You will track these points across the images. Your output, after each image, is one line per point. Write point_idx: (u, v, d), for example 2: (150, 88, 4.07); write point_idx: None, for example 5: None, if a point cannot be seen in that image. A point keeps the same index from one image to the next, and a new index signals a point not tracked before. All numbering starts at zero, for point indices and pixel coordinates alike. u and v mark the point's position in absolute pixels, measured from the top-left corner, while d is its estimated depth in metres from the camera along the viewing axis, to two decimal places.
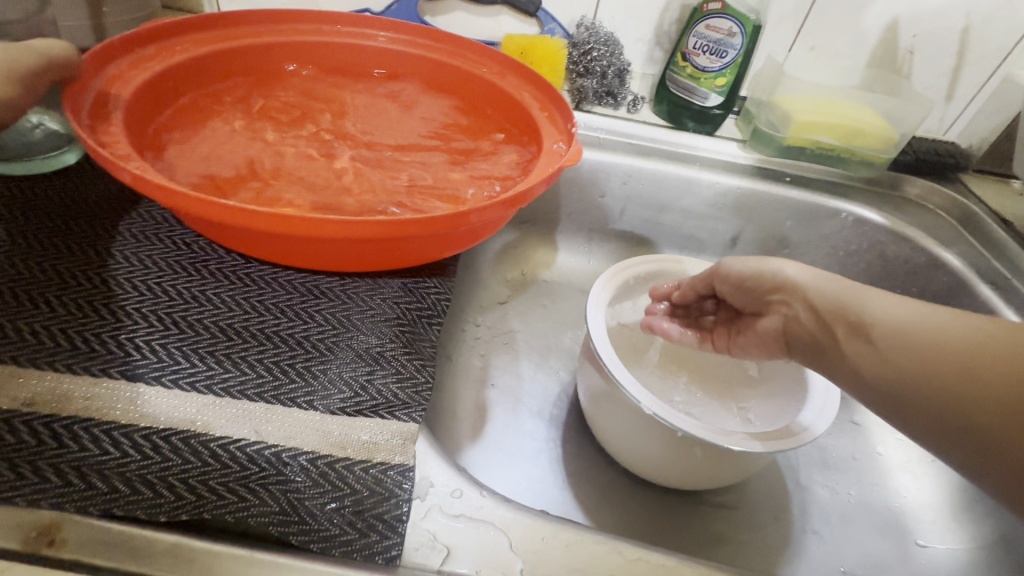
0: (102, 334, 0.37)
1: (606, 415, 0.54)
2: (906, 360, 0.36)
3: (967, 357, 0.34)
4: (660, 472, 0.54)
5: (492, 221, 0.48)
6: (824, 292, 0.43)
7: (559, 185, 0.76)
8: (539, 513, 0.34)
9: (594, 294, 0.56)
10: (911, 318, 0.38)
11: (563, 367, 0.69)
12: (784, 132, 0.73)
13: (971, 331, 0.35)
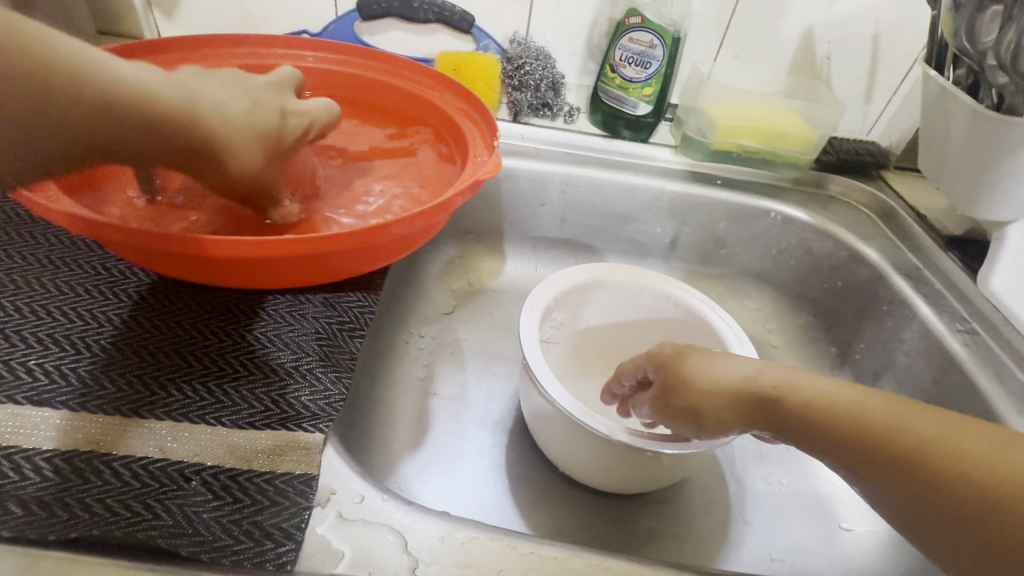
0: (11, 361, 0.37)
1: (539, 419, 0.56)
2: (852, 441, 0.38)
3: (904, 435, 0.37)
4: (590, 471, 0.55)
5: (415, 232, 0.49)
6: (775, 393, 0.42)
7: (500, 195, 0.78)
8: (441, 515, 0.35)
9: (527, 303, 0.58)
10: (831, 400, 0.40)
11: (506, 372, 0.70)
12: (711, 137, 0.77)
13: (889, 408, 0.39)
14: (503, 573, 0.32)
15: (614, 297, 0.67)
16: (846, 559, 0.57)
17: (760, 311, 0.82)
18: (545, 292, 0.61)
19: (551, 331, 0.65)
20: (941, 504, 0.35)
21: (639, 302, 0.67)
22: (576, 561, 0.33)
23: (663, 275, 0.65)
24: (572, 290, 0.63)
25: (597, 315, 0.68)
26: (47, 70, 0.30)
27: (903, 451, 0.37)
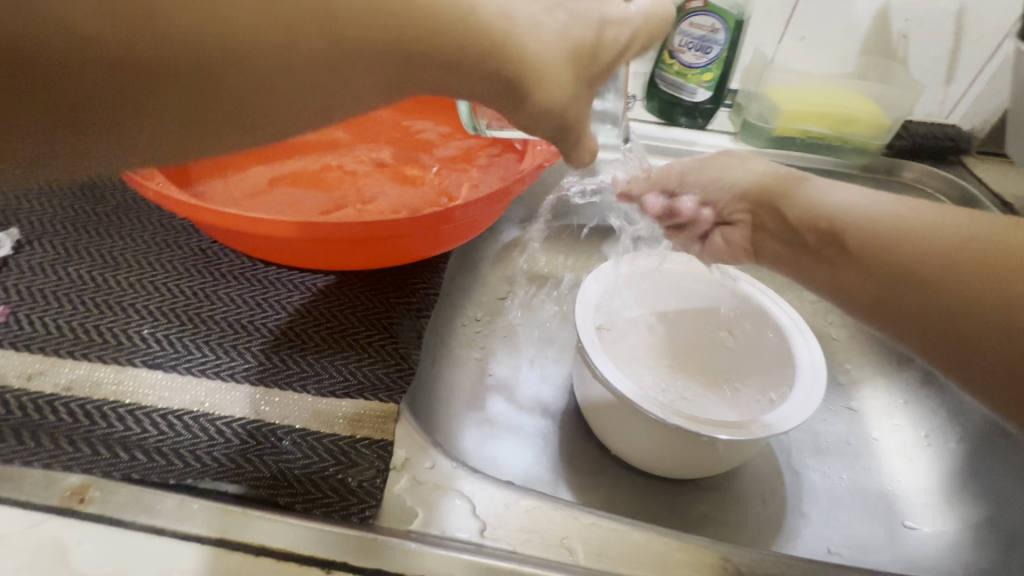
0: (128, 329, 0.42)
1: (593, 401, 0.57)
2: (884, 269, 0.44)
3: (947, 252, 0.40)
4: (645, 455, 0.56)
5: (478, 217, 0.52)
6: (794, 205, 0.52)
7: (555, 183, 0.79)
8: (506, 484, 0.37)
9: (583, 288, 0.59)
10: (865, 212, 0.46)
11: (559, 357, 0.72)
12: (773, 123, 0.74)
13: (955, 226, 0.41)
14: (565, 541, 0.34)
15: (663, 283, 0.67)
16: (911, 557, 0.55)
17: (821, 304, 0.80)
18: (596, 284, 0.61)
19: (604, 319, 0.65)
20: (960, 327, 0.39)
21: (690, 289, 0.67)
22: (636, 534, 0.34)
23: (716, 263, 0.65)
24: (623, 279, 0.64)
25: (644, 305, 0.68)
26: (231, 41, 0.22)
27: (924, 282, 0.41)
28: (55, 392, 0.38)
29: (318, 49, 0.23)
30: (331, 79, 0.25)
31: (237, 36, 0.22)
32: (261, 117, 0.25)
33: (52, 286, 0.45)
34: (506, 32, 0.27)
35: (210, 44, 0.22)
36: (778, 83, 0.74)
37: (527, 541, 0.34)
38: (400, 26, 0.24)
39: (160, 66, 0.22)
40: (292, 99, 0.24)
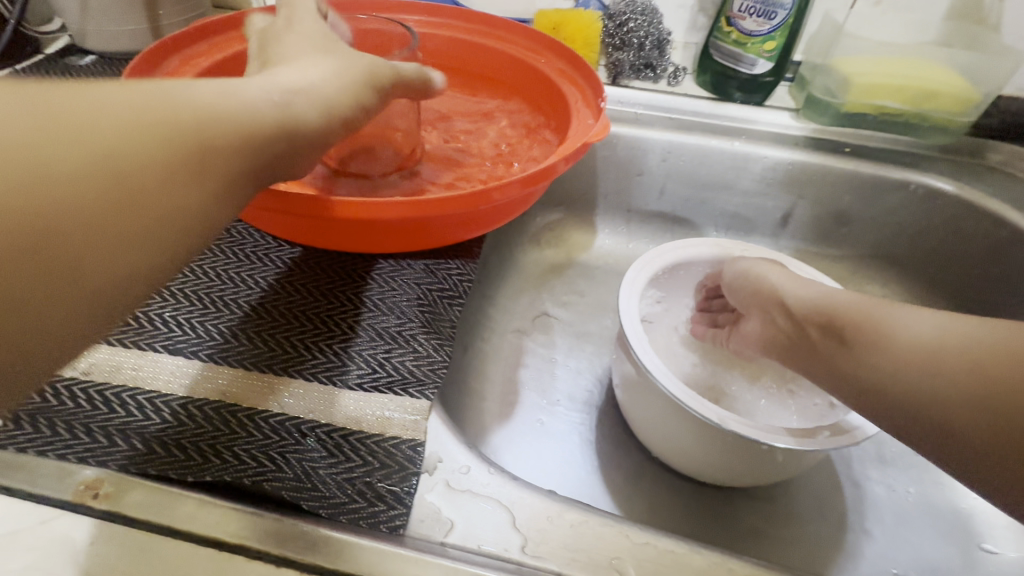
0: (149, 312, 0.40)
1: (635, 400, 0.53)
2: (898, 382, 0.36)
3: (968, 376, 0.33)
4: (690, 460, 0.52)
5: (516, 199, 0.47)
6: (845, 317, 0.40)
7: (595, 164, 0.73)
8: (548, 494, 0.34)
9: (630, 275, 0.55)
10: (937, 335, 0.36)
11: (596, 350, 0.68)
12: (843, 98, 0.67)
13: (980, 340, 0.34)
14: (616, 563, 0.30)
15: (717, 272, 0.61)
16: None
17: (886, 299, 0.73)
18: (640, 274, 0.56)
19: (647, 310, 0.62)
20: (993, 445, 0.31)
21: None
22: (695, 559, 0.31)
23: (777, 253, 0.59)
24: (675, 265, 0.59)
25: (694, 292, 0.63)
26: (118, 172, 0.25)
27: (957, 392, 0.33)
28: (72, 376, 0.36)
29: (166, 150, 0.27)
30: (200, 177, 0.28)
31: (87, 159, 0.25)
32: (162, 249, 0.27)
33: None
34: (287, 90, 0.33)
35: (93, 171, 0.25)
36: (850, 53, 0.66)
37: (572, 562, 0.30)
38: (240, 120, 0.30)
39: (38, 216, 0.23)
40: (179, 206, 0.27)
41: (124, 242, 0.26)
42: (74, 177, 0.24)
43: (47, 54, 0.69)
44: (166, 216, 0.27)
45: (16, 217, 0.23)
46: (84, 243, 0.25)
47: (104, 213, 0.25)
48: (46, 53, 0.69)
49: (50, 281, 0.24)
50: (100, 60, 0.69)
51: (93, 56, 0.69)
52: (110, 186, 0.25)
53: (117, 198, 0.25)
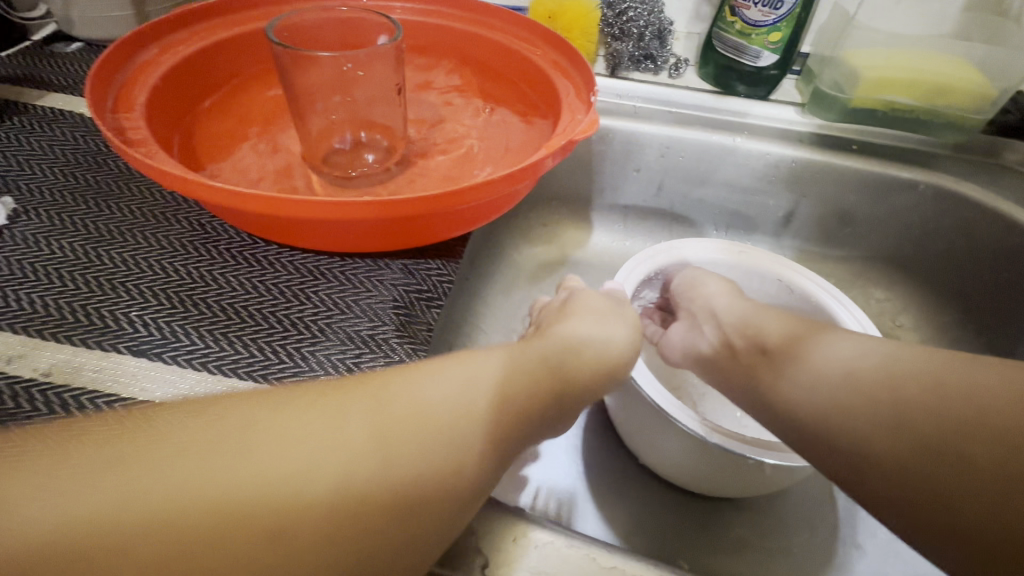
0: (117, 311, 0.40)
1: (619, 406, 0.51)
2: (830, 403, 0.38)
3: (895, 399, 0.35)
4: (678, 472, 0.50)
5: (500, 198, 0.46)
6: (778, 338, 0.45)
7: (591, 160, 0.71)
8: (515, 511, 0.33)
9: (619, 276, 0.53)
10: (845, 358, 0.39)
11: None
12: (851, 92, 0.64)
13: (898, 369, 0.36)
14: None
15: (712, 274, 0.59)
16: None
17: (890, 304, 0.71)
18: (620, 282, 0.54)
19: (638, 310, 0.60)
20: (920, 469, 0.33)
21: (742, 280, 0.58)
22: None
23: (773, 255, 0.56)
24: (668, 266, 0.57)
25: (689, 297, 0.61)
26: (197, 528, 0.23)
27: (885, 413, 0.35)
28: (33, 377, 0.36)
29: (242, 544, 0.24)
30: (424, 487, 0.29)
31: (366, 451, 0.28)
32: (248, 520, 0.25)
33: (45, 260, 0.43)
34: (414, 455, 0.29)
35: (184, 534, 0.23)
36: (860, 46, 0.63)
37: None
38: (325, 507, 0.26)
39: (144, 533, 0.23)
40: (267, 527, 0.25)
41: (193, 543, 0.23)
42: (354, 462, 0.28)
43: (33, 41, 0.68)
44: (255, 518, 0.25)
45: (304, 486, 0.26)
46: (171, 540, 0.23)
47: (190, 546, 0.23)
48: (33, 40, 0.68)
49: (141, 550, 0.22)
50: (87, 46, 0.67)
51: (80, 44, 0.68)
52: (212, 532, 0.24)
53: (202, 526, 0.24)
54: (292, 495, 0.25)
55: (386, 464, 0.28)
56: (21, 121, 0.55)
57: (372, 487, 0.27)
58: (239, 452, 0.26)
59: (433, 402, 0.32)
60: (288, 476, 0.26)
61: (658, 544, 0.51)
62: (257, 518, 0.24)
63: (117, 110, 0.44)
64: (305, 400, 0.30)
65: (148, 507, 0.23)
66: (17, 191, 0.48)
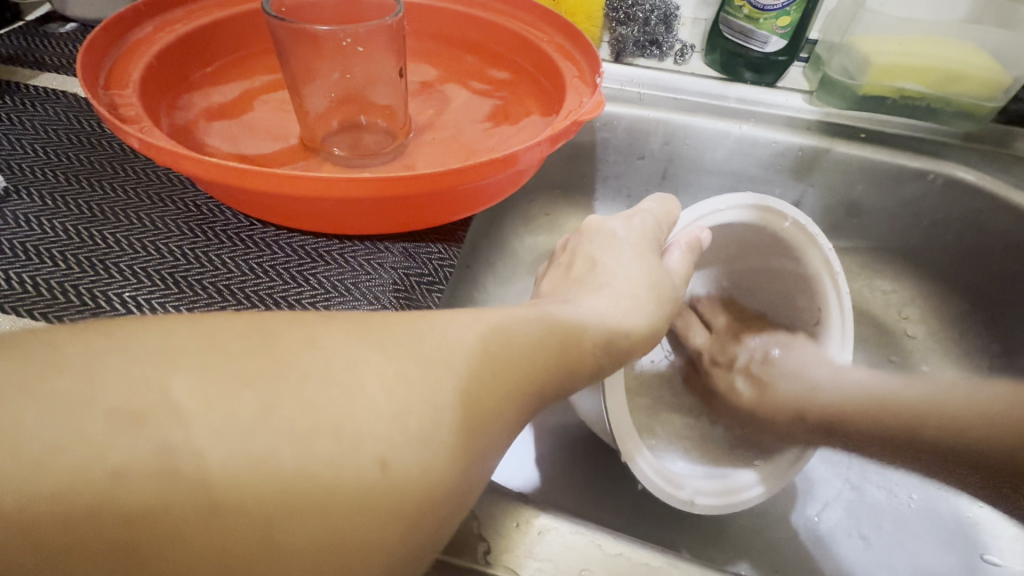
0: (110, 292, 0.39)
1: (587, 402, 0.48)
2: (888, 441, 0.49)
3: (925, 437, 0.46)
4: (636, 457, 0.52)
5: (505, 177, 0.45)
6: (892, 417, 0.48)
7: (595, 148, 0.70)
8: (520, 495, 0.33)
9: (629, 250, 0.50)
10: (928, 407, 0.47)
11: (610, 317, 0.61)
12: (861, 79, 0.63)
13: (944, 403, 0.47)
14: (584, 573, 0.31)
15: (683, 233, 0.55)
16: None
17: (896, 295, 0.70)
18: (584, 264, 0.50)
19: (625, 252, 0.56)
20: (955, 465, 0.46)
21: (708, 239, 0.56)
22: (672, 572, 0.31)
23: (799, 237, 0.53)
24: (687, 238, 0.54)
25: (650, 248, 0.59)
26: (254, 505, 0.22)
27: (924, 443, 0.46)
28: None
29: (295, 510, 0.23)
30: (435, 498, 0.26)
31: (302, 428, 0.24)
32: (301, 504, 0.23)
33: (35, 240, 0.42)
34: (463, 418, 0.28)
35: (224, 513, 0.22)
36: (872, 31, 0.62)
37: (536, 570, 0.31)
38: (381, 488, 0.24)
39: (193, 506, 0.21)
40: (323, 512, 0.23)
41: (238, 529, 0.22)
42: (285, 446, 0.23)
43: (25, 20, 0.66)
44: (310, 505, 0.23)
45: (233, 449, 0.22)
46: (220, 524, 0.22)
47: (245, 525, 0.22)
48: (25, 19, 0.66)
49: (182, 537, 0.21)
50: (81, 27, 0.66)
51: (74, 23, 0.66)
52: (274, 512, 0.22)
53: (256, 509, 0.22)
54: (214, 468, 0.22)
55: (322, 454, 0.24)
56: (12, 101, 0.53)
57: (335, 462, 0.24)
58: (146, 394, 0.23)
59: (393, 388, 0.27)
60: (194, 458, 0.22)
61: (661, 534, 0.51)
62: (170, 490, 0.21)
63: (109, 87, 0.42)
64: (246, 360, 0.25)
65: (71, 480, 0.20)
66: (8, 170, 0.47)
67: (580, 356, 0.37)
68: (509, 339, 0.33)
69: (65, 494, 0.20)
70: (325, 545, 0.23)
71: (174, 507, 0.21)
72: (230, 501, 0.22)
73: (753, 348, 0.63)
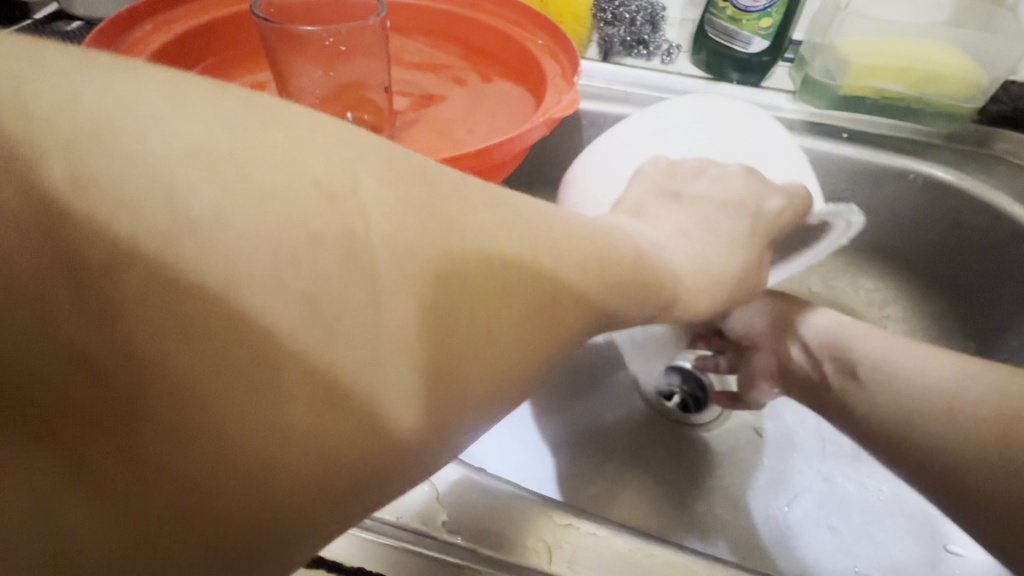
0: None
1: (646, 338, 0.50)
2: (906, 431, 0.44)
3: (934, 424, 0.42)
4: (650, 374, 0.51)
5: (484, 171, 0.47)
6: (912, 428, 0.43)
7: (582, 145, 0.72)
8: (486, 477, 0.39)
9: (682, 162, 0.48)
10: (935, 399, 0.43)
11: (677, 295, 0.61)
12: (841, 79, 0.64)
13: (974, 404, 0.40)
14: (535, 540, 0.36)
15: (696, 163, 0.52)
16: None
17: (880, 293, 0.71)
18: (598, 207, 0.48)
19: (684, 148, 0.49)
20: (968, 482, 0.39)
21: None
22: None
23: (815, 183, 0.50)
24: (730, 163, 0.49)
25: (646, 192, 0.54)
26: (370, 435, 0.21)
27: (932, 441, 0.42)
28: None
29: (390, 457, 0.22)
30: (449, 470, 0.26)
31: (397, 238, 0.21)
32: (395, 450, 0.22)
33: None
34: None
35: (361, 427, 0.20)
36: (852, 32, 0.63)
37: (492, 535, 0.36)
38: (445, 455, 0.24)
39: (342, 407, 0.20)
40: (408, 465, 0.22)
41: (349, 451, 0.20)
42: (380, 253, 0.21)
43: (34, 19, 0.69)
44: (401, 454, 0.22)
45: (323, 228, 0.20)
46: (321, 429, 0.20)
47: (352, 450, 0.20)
48: (34, 19, 0.69)
49: (313, 416, 0.19)
50: (86, 26, 0.68)
51: (79, 23, 0.69)
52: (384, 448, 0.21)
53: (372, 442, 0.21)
54: (379, 333, 0.20)
55: (420, 276, 0.21)
56: None
57: (446, 409, 0.23)
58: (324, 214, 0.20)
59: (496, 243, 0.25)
60: (307, 253, 0.19)
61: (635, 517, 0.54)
62: (328, 301, 0.19)
63: None
64: (412, 191, 0.23)
65: (209, 253, 0.18)
66: None
67: (649, 302, 0.35)
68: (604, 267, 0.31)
69: (225, 248, 0.18)
70: (437, 376, 0.22)
71: (317, 302, 0.19)
72: (365, 415, 0.20)
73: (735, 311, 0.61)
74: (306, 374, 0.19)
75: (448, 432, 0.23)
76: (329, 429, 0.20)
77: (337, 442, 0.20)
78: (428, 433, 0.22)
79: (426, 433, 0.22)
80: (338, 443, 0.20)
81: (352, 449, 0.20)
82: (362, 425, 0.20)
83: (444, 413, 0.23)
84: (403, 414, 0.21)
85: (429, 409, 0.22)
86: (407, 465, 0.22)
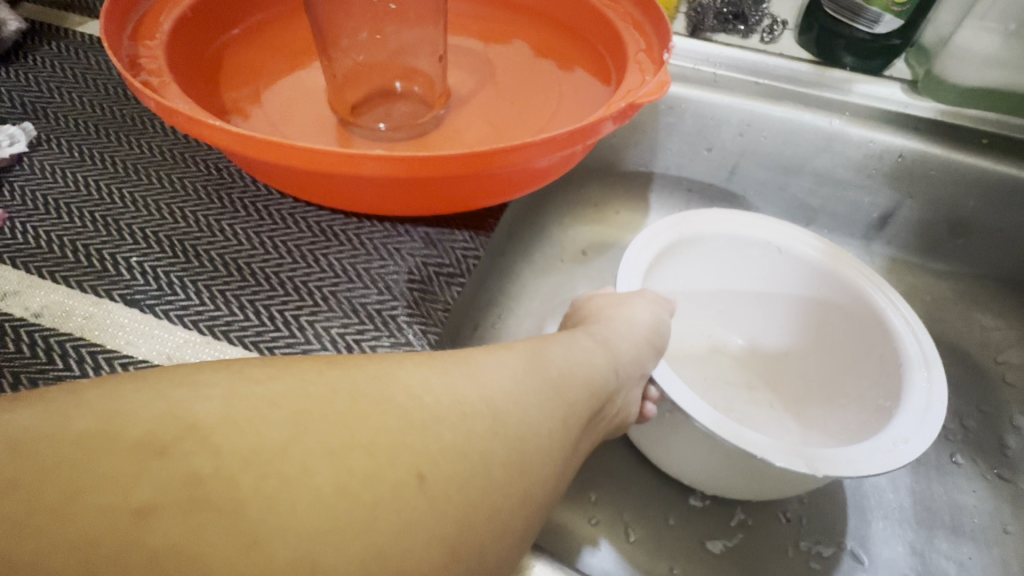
0: (117, 254, 0.38)
1: (661, 429, 0.44)
2: None
3: None
4: (689, 473, 0.45)
5: (550, 163, 0.39)
6: None
7: (656, 134, 0.63)
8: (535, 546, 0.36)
9: (649, 235, 0.50)
10: None
11: (715, 392, 0.54)
12: (972, 75, 0.53)
13: None
14: None
15: (735, 250, 0.54)
16: None
17: (1000, 334, 0.59)
18: (668, 244, 0.50)
19: (673, 261, 0.53)
20: None
21: (763, 264, 0.54)
22: None
23: (780, 223, 0.53)
24: (686, 241, 0.52)
25: (690, 292, 0.56)
26: (289, 508, 0.19)
27: None
28: (24, 318, 0.34)
29: (351, 516, 0.20)
30: (488, 521, 0.23)
31: (286, 462, 0.20)
32: (346, 514, 0.19)
33: (58, 193, 0.41)
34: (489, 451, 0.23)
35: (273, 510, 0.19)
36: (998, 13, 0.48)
37: None
38: (447, 500, 0.22)
39: (238, 515, 0.18)
40: (379, 516, 0.20)
41: (284, 534, 0.18)
42: (253, 488, 0.19)
43: None
44: (353, 506, 0.20)
45: (185, 485, 0.18)
46: (252, 537, 0.18)
47: (294, 528, 0.19)
48: None
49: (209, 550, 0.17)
50: None
51: None
52: (344, 516, 0.19)
53: (302, 510, 0.19)
54: (227, 460, 0.19)
55: (250, 398, 0.21)
56: (58, 47, 0.53)
57: (390, 474, 0.21)
58: (130, 419, 0.19)
59: (425, 398, 0.24)
60: (116, 459, 0.18)
61: (681, 568, 0.47)
62: (157, 473, 0.18)
63: (137, 37, 0.40)
64: (214, 369, 0.22)
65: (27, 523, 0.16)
66: (43, 119, 0.46)
67: (602, 373, 0.34)
68: (537, 357, 0.31)
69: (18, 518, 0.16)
70: (344, 441, 0.21)
71: (137, 485, 0.18)
72: (274, 494, 0.19)
73: (813, 373, 0.54)
74: (162, 536, 0.17)
75: (408, 491, 0.21)
76: (225, 545, 0.17)
77: (267, 546, 0.18)
78: (378, 492, 0.20)
79: (370, 486, 0.20)
80: (271, 538, 0.18)
81: (276, 540, 0.18)
82: (282, 505, 0.19)
83: (389, 484, 0.21)
84: (315, 467, 0.20)
85: (350, 473, 0.20)
86: (387, 529, 0.20)
